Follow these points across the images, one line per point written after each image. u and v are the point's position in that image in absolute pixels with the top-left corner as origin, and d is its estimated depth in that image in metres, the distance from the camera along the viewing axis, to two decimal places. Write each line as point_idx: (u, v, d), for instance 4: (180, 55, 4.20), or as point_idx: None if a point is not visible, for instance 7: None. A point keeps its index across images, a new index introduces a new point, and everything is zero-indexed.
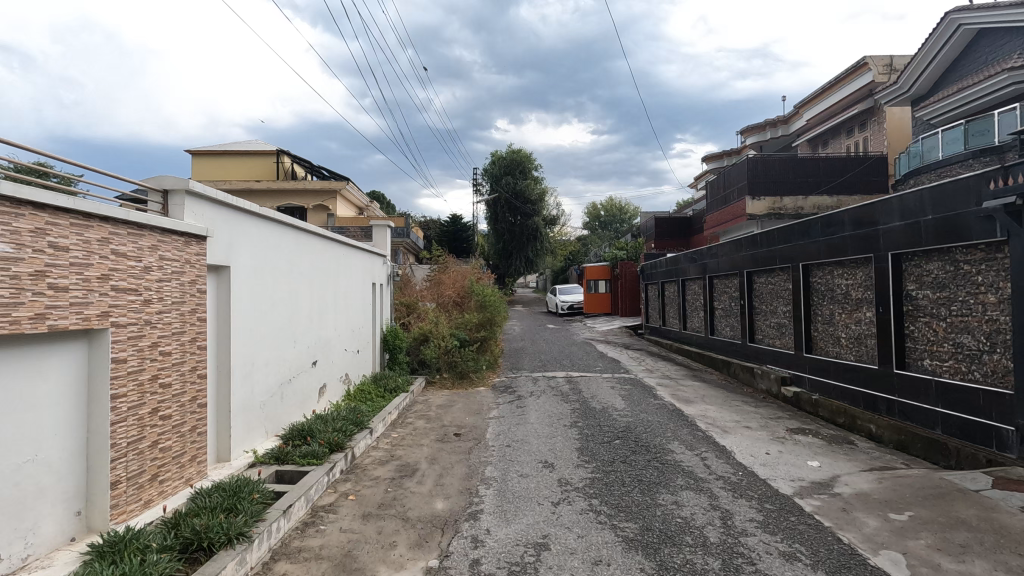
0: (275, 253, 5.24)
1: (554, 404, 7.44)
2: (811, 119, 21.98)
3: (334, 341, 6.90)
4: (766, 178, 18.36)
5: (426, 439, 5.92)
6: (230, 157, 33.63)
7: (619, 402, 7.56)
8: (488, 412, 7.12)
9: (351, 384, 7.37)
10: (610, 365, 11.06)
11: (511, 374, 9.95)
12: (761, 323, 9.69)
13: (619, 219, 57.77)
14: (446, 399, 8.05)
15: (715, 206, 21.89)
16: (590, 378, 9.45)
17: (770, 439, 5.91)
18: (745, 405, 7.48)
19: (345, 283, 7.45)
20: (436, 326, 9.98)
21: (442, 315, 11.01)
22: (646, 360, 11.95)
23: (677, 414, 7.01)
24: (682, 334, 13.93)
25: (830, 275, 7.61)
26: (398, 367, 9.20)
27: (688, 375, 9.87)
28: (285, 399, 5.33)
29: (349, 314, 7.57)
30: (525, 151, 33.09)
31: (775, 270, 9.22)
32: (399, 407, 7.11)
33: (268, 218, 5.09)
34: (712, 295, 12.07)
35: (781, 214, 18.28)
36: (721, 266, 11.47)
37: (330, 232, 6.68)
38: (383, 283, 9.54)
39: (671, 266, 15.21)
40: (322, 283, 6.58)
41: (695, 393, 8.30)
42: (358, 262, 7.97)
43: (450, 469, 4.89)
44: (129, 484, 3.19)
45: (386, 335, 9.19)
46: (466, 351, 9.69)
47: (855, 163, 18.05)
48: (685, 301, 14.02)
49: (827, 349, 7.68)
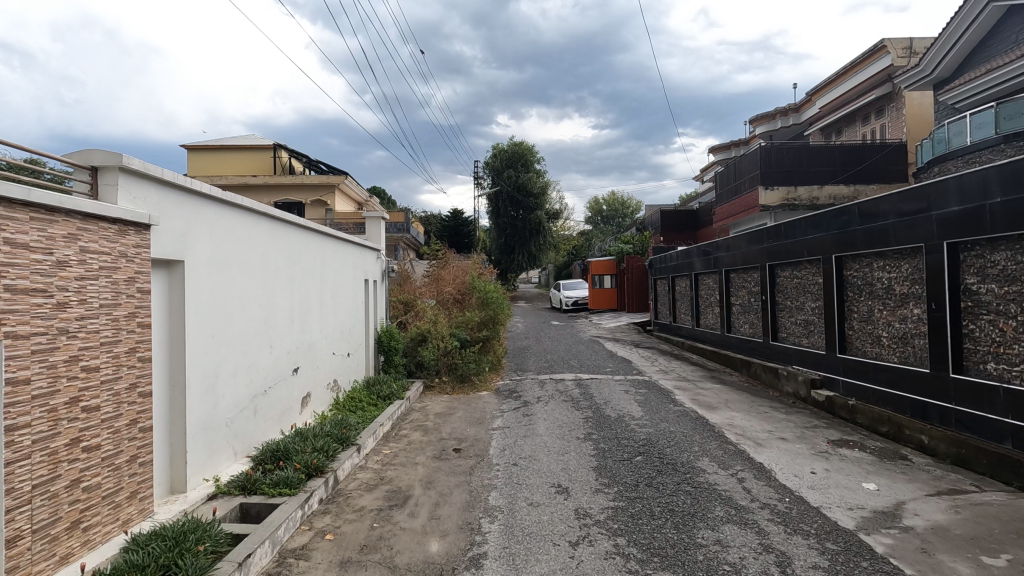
0: (245, 245, 4.57)
1: (565, 412, 6.74)
2: (825, 106, 21.17)
3: (321, 344, 6.23)
4: (780, 167, 17.59)
5: (421, 455, 5.23)
6: (226, 152, 32.95)
7: (636, 409, 6.86)
8: (491, 422, 6.44)
9: (340, 391, 6.70)
10: (621, 365, 10.38)
11: (516, 376, 9.25)
12: (786, 320, 8.96)
13: (622, 213, 57.05)
14: (445, 405, 7.36)
15: (725, 197, 21.10)
16: (601, 380, 8.74)
17: (811, 454, 5.20)
18: (774, 412, 6.79)
19: (333, 280, 6.75)
20: (435, 325, 9.28)
21: (441, 312, 10.31)
22: (658, 359, 11.27)
23: (702, 423, 6.31)
24: (695, 332, 13.22)
25: (868, 267, 6.89)
26: (394, 371, 8.51)
27: (706, 377, 9.18)
28: (259, 414, 4.66)
29: (338, 314, 6.90)
30: (527, 144, 32.31)
31: (802, 263, 8.50)
32: (393, 417, 6.43)
33: (234, 205, 4.41)
34: (728, 290, 11.35)
35: (796, 205, 17.50)
36: (738, 260, 10.76)
37: (314, 223, 6.01)
38: (378, 279, 8.87)
39: (681, 260, 14.51)
40: (305, 280, 5.87)
41: (717, 397, 7.60)
42: (347, 257, 7.30)
43: (448, 497, 4.19)
44: (34, 539, 2.51)
45: (381, 336, 8.51)
46: (467, 352, 9.00)
47: (873, 153, 17.27)
48: (697, 297, 13.32)
49: (865, 349, 6.96)
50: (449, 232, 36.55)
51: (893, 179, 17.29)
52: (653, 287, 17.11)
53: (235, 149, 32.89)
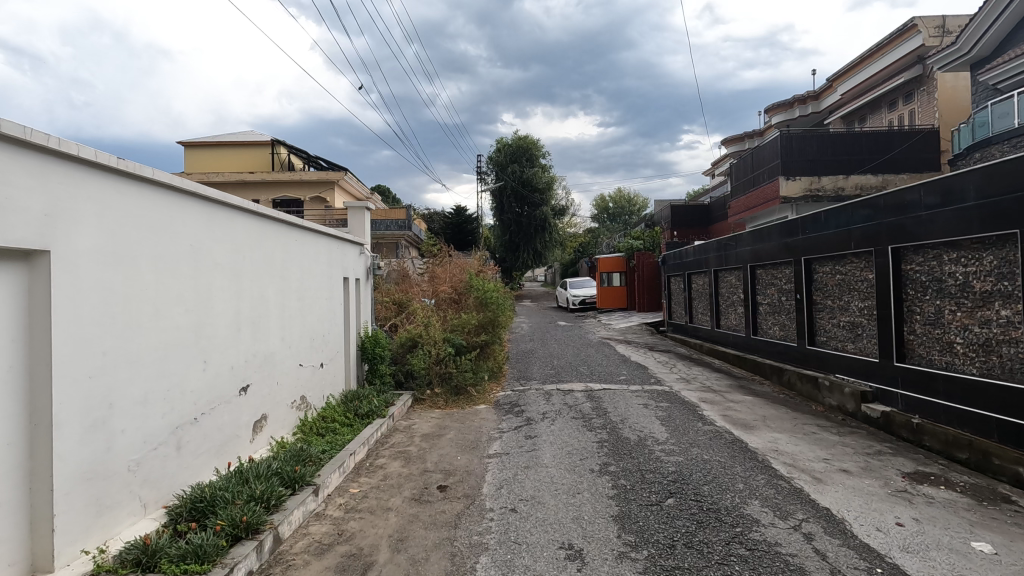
0: (163, 232, 3.54)
1: (576, 434, 5.68)
2: (847, 93, 19.98)
3: (282, 355, 5.21)
4: (802, 155, 16.44)
5: (398, 496, 4.19)
6: (224, 149, 32.13)
7: (659, 430, 5.79)
8: (487, 447, 5.40)
9: (307, 410, 5.67)
10: (636, 372, 9.35)
11: (519, 387, 8.20)
12: (826, 322, 7.87)
13: (629, 210, 55.97)
14: (434, 425, 6.31)
15: (742, 190, 19.92)
16: (615, 391, 7.68)
17: (888, 495, 4.12)
18: (824, 434, 5.71)
19: (300, 278, 5.72)
20: (428, 328, 8.26)
21: (436, 315, 9.28)
22: (677, 365, 10.22)
23: (740, 448, 5.25)
24: (715, 334, 12.10)
25: (935, 260, 5.81)
26: (380, 382, 7.48)
27: (734, 386, 8.12)
28: (185, 450, 3.64)
29: (308, 318, 5.87)
30: (532, 138, 31.26)
31: (846, 256, 7.38)
32: (371, 442, 5.39)
33: (144, 179, 3.39)
34: (754, 288, 10.24)
35: (820, 196, 16.36)
36: (765, 254, 9.65)
37: (271, 209, 4.99)
38: (362, 278, 7.84)
39: (698, 255, 13.43)
40: (260, 278, 4.84)
41: (752, 413, 6.53)
42: (320, 250, 6.28)
43: (423, 566, 3.14)
44: None
45: (364, 343, 7.48)
46: (463, 361, 7.97)
47: (901, 140, 16.08)
48: (717, 296, 12.20)
49: (930, 357, 5.88)
50: (453, 229, 35.54)
51: (924, 169, 16.07)
52: (667, 285, 16.02)
53: (233, 146, 32.04)
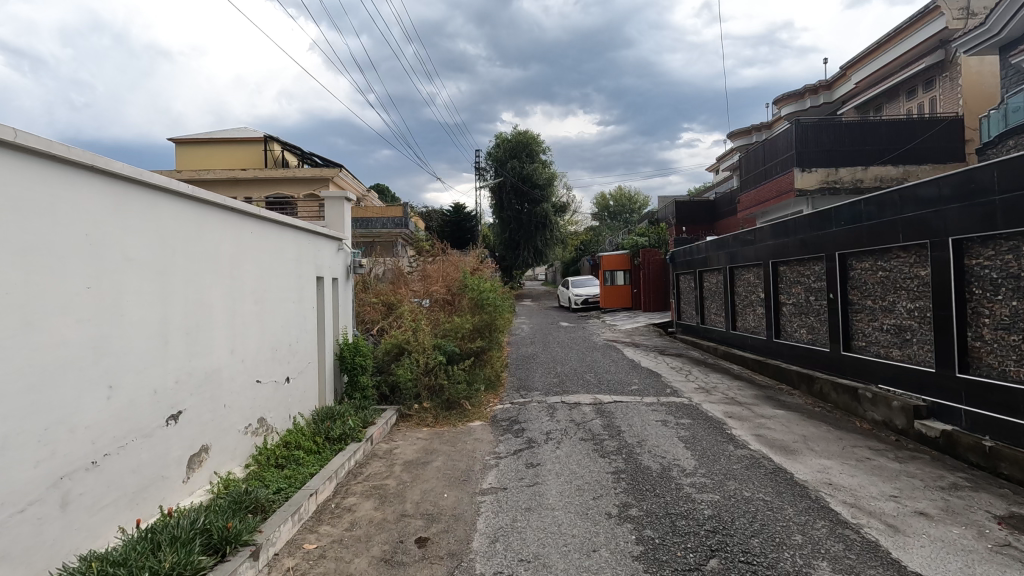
0: (39, 216, 2.64)
1: (585, 463, 4.76)
2: (862, 81, 19.10)
3: (232, 371, 4.32)
4: (818, 145, 15.52)
5: (366, 555, 3.30)
6: (216, 145, 31.22)
7: (685, 457, 4.88)
8: (480, 480, 4.51)
9: (267, 434, 4.79)
10: (649, 379, 8.46)
11: (519, 399, 7.30)
12: (866, 325, 6.97)
13: (630, 208, 55.11)
14: (420, 448, 5.43)
15: (752, 183, 19.00)
16: (628, 405, 6.78)
17: (992, 553, 3.23)
18: (881, 460, 4.82)
19: (258, 278, 4.80)
20: (416, 333, 7.37)
21: (426, 317, 8.37)
22: (692, 371, 9.35)
23: (787, 480, 4.34)
24: (731, 336, 11.20)
25: (1012, 254, 4.91)
26: (361, 396, 6.58)
27: (761, 398, 7.23)
28: (73, 505, 2.75)
29: (269, 325, 4.98)
30: (532, 132, 30.32)
31: (891, 250, 6.47)
32: (340, 475, 4.49)
33: (4, 143, 2.48)
34: (776, 286, 9.32)
35: (837, 189, 15.44)
36: (789, 249, 8.76)
37: (213, 193, 4.07)
38: (341, 278, 6.92)
39: (710, 252, 12.52)
40: (199, 279, 3.94)
41: (790, 432, 5.63)
42: (286, 245, 5.37)
43: None
44: None
45: (342, 351, 6.58)
46: (456, 370, 7.07)
47: (923, 129, 15.15)
48: (732, 295, 11.30)
49: (1003, 368, 4.99)
50: (451, 228, 34.61)
51: (948, 159, 15.16)
52: (676, 283, 15.12)
53: (226, 142, 31.12)
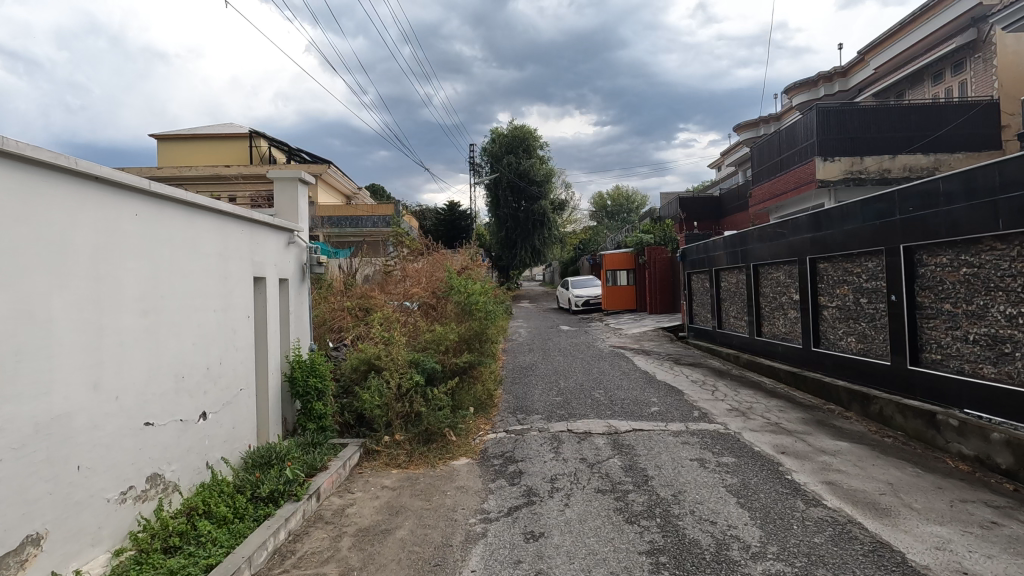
0: None
1: (607, 536, 3.42)
2: (881, 66, 17.89)
3: (98, 415, 2.97)
4: (841, 132, 14.28)
5: None
6: (199, 141, 29.78)
7: (743, 523, 3.55)
8: (462, 564, 3.18)
9: (164, 497, 3.45)
10: (670, 397, 7.15)
11: (515, 427, 5.98)
12: (942, 335, 5.67)
13: (628, 208, 53.85)
14: (384, 505, 4.09)
15: (765, 175, 17.71)
16: (651, 436, 5.46)
17: None
18: (1015, 527, 3.49)
19: (149, 280, 3.42)
20: (389, 346, 6.01)
21: (405, 325, 7.05)
22: (717, 385, 8.04)
23: (899, 565, 3.03)
24: (756, 344, 9.86)
25: None
26: (316, 427, 5.24)
27: (812, 424, 5.93)
28: None
29: (168, 344, 3.58)
30: (528, 127, 29.03)
31: (980, 241, 5.20)
32: (259, 563, 3.14)
33: None
34: (814, 286, 8.00)
35: (862, 179, 14.21)
36: (831, 244, 7.49)
37: (48, 152, 2.68)
38: (293, 279, 5.55)
39: (728, 248, 11.16)
40: (27, 280, 2.58)
41: (870, 478, 4.31)
42: (200, 234, 3.98)
43: None
44: None
45: (292, 372, 5.23)
46: (437, 391, 5.74)
47: (956, 114, 13.86)
48: (756, 297, 9.98)
49: None
50: (445, 226, 33.22)
51: (983, 147, 13.86)
52: (687, 282, 13.80)
53: (209, 138, 29.66)
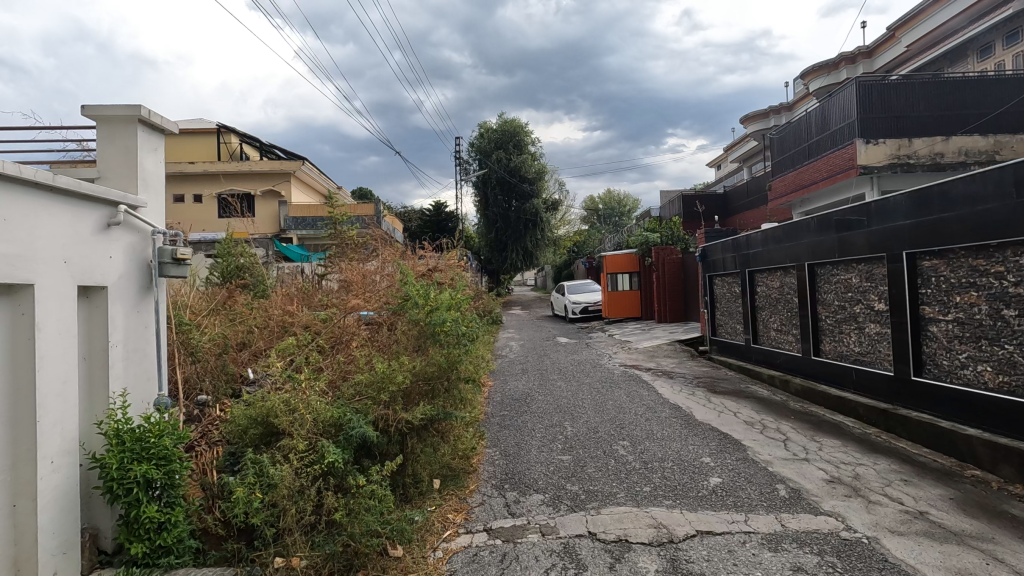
0: None
1: None
2: (913, 44, 16.04)
3: None
4: (887, 110, 12.17)
5: None
6: None
7: None
8: None
9: None
10: (727, 454, 4.91)
11: (502, 524, 3.73)
12: None
13: (619, 211, 51.94)
14: None
15: (789, 164, 15.59)
16: (734, 550, 3.21)
17: None
18: None
19: None
20: (300, 394, 3.70)
21: (338, 359, 4.76)
22: (781, 429, 5.83)
23: None
24: (812, 366, 7.68)
25: None
26: (145, 551, 2.95)
27: (976, 512, 3.72)
28: None
29: None
30: (518, 120, 26.79)
31: None
32: None
33: None
34: (913, 293, 5.81)
35: (911, 165, 12.08)
36: (948, 231, 5.30)
37: None
38: (117, 289, 3.22)
39: (768, 245, 8.94)
40: None
41: None
42: None
43: None
44: None
45: (102, 457, 2.90)
46: (372, 469, 3.46)
47: (1017, 89, 11.84)
48: (811, 305, 7.79)
49: None
50: (430, 229, 30.89)
51: None
52: (708, 287, 11.63)
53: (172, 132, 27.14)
